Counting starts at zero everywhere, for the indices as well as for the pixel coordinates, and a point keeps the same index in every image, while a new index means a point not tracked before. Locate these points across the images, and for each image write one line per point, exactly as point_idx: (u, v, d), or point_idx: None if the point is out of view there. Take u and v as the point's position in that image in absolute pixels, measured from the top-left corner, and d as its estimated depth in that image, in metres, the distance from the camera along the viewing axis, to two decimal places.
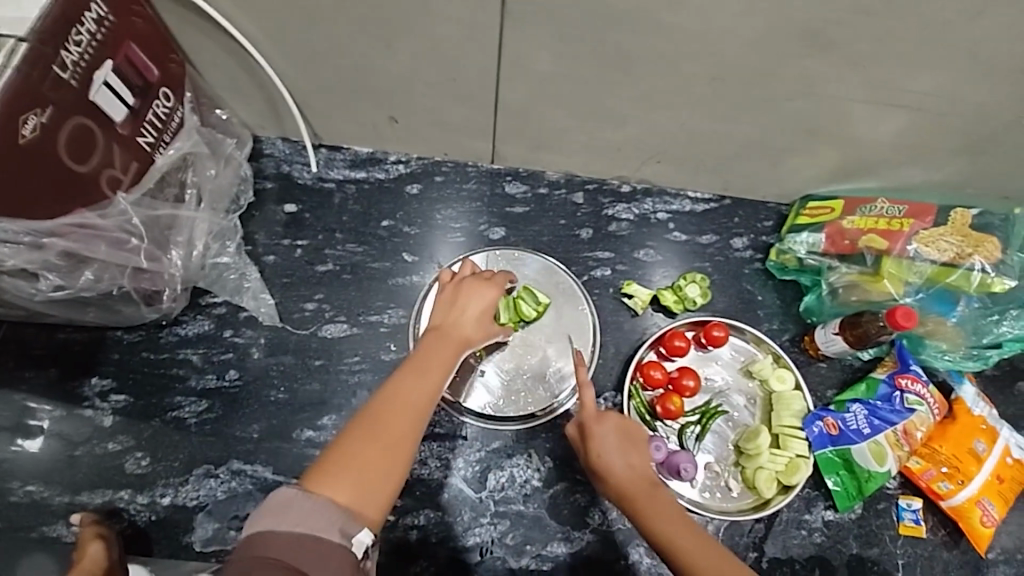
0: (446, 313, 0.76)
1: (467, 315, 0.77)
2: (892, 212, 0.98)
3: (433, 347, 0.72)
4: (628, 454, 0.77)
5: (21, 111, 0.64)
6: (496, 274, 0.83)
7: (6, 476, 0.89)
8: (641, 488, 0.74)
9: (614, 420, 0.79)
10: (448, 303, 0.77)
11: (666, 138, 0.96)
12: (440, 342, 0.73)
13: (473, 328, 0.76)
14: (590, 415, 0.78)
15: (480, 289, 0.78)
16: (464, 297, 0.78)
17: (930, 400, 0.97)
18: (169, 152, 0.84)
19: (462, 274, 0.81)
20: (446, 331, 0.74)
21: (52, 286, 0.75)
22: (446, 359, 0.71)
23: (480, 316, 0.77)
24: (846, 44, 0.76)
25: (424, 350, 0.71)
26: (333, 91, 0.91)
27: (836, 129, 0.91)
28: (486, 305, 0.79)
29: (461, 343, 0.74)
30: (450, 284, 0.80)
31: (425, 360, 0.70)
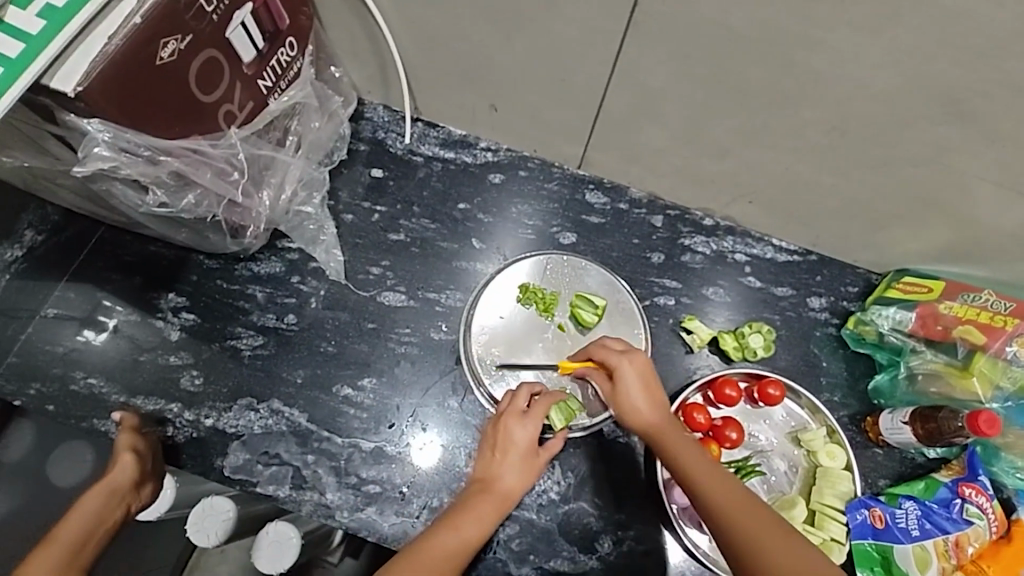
0: (491, 464, 0.83)
1: (507, 466, 0.82)
2: (998, 306, 0.90)
3: (476, 503, 0.79)
4: (654, 395, 0.79)
5: (165, 36, 0.68)
6: (534, 408, 0.85)
7: (73, 365, 0.96)
8: (671, 430, 0.77)
9: (637, 359, 0.81)
10: (490, 451, 0.84)
11: (764, 180, 0.92)
12: (480, 500, 0.80)
13: (515, 478, 0.82)
14: (614, 355, 0.81)
15: (518, 433, 0.83)
16: (506, 445, 0.83)
17: (990, 516, 0.89)
18: (283, 98, 0.88)
19: (501, 415, 0.85)
20: (489, 486, 0.81)
21: (157, 202, 0.79)
22: (487, 517, 0.78)
23: (523, 462, 0.82)
24: (989, 120, 0.70)
25: (467, 507, 0.79)
26: (443, 70, 0.93)
27: (954, 206, 0.84)
28: (528, 445, 0.83)
29: (504, 497, 0.80)
30: (491, 429, 0.85)
31: (466, 514, 0.78)
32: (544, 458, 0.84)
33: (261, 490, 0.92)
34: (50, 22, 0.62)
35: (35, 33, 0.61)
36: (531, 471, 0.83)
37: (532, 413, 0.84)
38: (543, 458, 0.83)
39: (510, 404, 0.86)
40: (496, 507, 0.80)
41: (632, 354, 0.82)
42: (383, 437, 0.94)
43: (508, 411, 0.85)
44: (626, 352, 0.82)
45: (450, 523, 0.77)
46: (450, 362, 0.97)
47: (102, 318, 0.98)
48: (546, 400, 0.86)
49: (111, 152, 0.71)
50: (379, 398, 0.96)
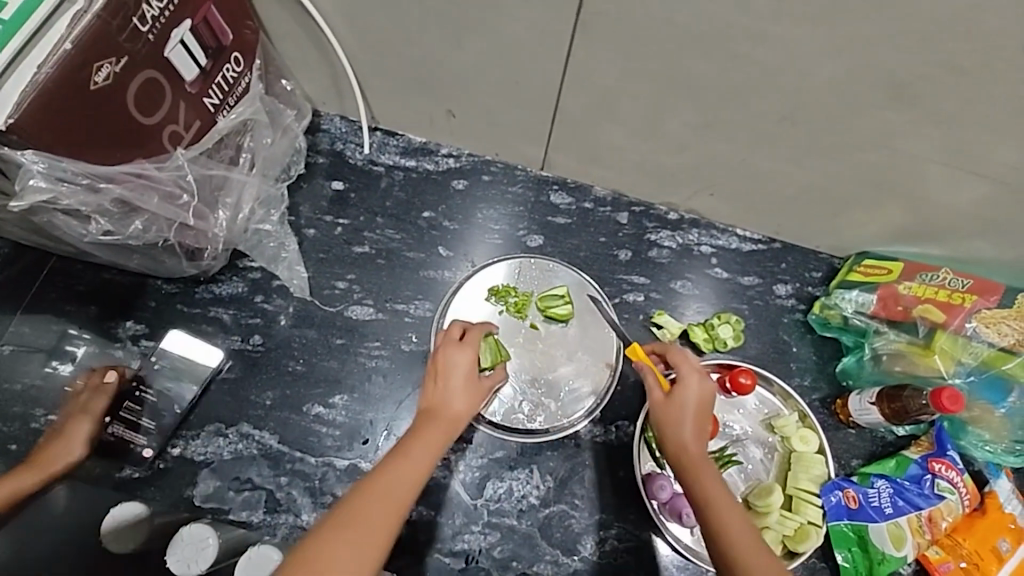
0: (434, 392, 0.79)
1: (450, 391, 0.79)
2: (955, 284, 0.93)
3: (421, 431, 0.75)
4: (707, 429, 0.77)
5: (98, 60, 0.66)
6: (471, 337, 0.84)
7: (32, 403, 0.93)
8: (715, 475, 0.74)
9: (706, 387, 0.78)
10: (433, 379, 0.80)
11: (723, 172, 0.93)
12: (428, 424, 0.75)
13: (461, 404, 0.78)
14: (687, 380, 0.78)
15: (456, 356, 0.80)
16: (445, 372, 0.80)
17: (961, 489, 0.91)
18: (232, 115, 0.86)
19: (439, 345, 0.83)
20: (437, 412, 0.77)
21: (101, 231, 0.77)
22: (434, 441, 0.74)
23: (466, 386, 0.79)
24: (933, 102, 0.71)
25: (414, 434, 0.74)
26: (397, 78, 0.92)
27: (907, 188, 0.86)
28: (470, 371, 0.80)
29: (451, 422, 0.76)
30: (430, 359, 0.82)
31: (411, 445, 0.73)
32: (484, 385, 0.82)
33: (234, 517, 0.90)
34: None
35: None
36: (474, 394, 0.80)
37: (468, 342, 0.83)
38: (482, 385, 0.82)
39: (446, 336, 0.84)
40: (445, 431, 0.76)
41: (706, 379, 0.78)
42: (357, 453, 0.93)
43: (445, 341, 0.82)
44: (698, 378, 0.78)
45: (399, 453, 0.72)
46: (422, 373, 0.96)
47: (63, 349, 0.95)
48: (478, 333, 0.86)
49: (49, 183, 0.69)
50: (351, 414, 0.94)
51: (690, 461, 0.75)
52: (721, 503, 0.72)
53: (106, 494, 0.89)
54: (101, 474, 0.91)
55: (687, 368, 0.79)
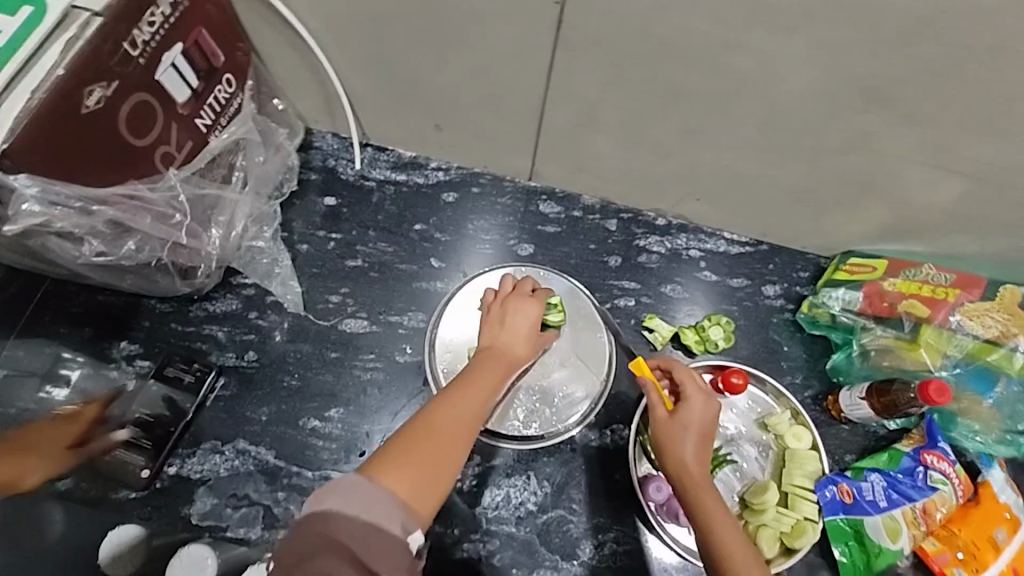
0: (496, 335, 0.80)
1: (512, 339, 0.80)
2: (938, 279, 0.95)
3: (484, 369, 0.74)
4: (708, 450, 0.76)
5: (90, 84, 0.68)
6: (536, 296, 0.86)
7: (26, 426, 0.93)
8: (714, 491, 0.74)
9: (712, 406, 0.79)
10: (493, 326, 0.81)
11: (707, 177, 0.95)
12: (489, 361, 0.76)
13: (519, 349, 0.80)
14: (695, 400, 0.79)
15: (523, 309, 0.83)
16: (506, 321, 0.81)
17: (954, 480, 0.92)
18: (224, 135, 0.87)
19: (505, 297, 0.84)
20: (497, 352, 0.78)
21: (94, 252, 0.78)
22: (495, 377, 0.74)
23: (525, 335, 0.82)
24: (904, 103, 0.74)
25: (478, 373, 0.73)
26: (385, 95, 0.94)
27: (886, 187, 0.88)
28: (529, 328, 0.82)
29: (508, 363, 0.77)
30: (496, 305, 0.83)
31: (475, 373, 0.73)
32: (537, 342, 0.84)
33: (231, 534, 0.90)
34: None
35: None
36: (530, 345, 0.82)
37: (533, 298, 0.85)
38: (536, 340, 0.84)
39: (516, 289, 0.85)
40: (503, 371, 0.76)
41: (713, 399, 0.79)
42: (354, 466, 0.93)
43: (514, 294, 0.84)
44: (705, 399, 0.79)
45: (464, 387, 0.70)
46: (418, 384, 0.97)
47: (58, 373, 0.95)
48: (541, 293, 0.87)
49: (42, 207, 0.70)
50: (348, 427, 0.95)
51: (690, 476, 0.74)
52: (719, 514, 0.72)
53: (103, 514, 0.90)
54: (98, 495, 0.91)
55: (693, 388, 0.80)
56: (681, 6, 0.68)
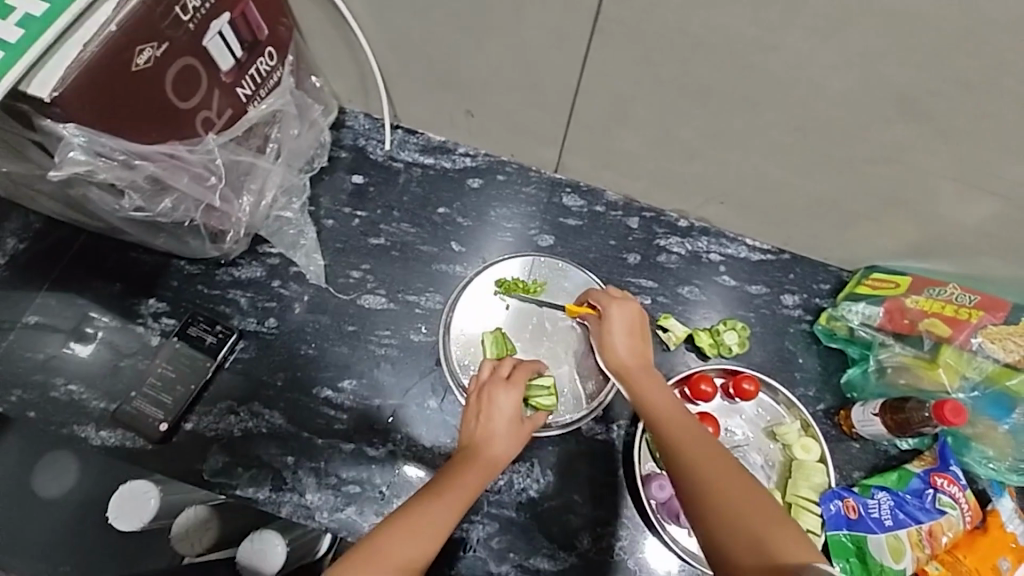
0: (476, 430, 0.81)
1: (496, 433, 0.81)
2: (963, 300, 0.93)
3: (463, 471, 0.77)
4: (641, 346, 0.86)
5: (140, 44, 0.70)
6: (519, 374, 0.85)
7: (52, 372, 0.96)
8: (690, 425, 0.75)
9: (630, 308, 0.88)
10: (475, 418, 0.82)
11: (733, 181, 0.95)
12: (469, 463, 0.77)
13: (503, 446, 0.80)
14: (611, 307, 0.88)
15: (501, 390, 0.83)
16: (491, 411, 0.82)
17: (963, 505, 0.91)
18: (262, 106, 0.90)
19: (484, 381, 0.85)
20: (477, 450, 0.79)
21: (133, 206, 0.81)
22: (475, 480, 0.76)
23: (510, 427, 0.82)
24: (942, 116, 0.73)
25: (456, 475, 0.76)
26: (420, 77, 0.95)
27: (916, 202, 0.87)
28: (514, 412, 0.83)
29: (490, 463, 0.79)
30: (474, 397, 0.84)
31: (453, 475, 0.76)
32: (529, 426, 0.84)
33: (240, 493, 0.93)
34: (49, 11, 0.65)
35: (39, 14, 0.65)
36: (519, 438, 0.82)
37: (515, 380, 0.85)
38: (528, 424, 0.84)
39: (494, 372, 0.85)
40: (484, 471, 0.78)
41: (629, 304, 0.89)
42: (363, 438, 0.95)
43: (491, 379, 0.84)
44: (622, 304, 0.89)
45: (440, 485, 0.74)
46: (430, 363, 0.99)
47: (83, 330, 0.98)
48: (527, 367, 0.87)
49: (88, 156, 0.73)
50: (359, 399, 0.96)
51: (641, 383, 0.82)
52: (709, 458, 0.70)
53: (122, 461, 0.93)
54: (115, 444, 0.94)
55: (609, 296, 0.90)
56: (718, 4, 0.68)
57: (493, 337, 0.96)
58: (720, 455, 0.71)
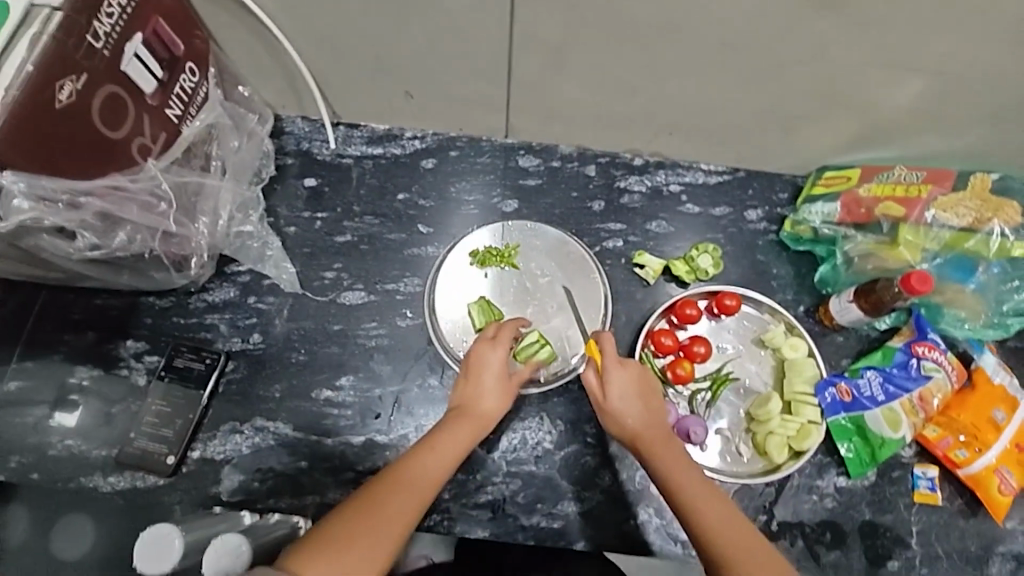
0: (466, 390, 0.82)
1: (484, 390, 0.82)
2: (910, 179, 0.97)
3: (450, 425, 0.78)
4: (646, 405, 0.80)
5: (59, 78, 0.68)
6: (504, 332, 0.85)
7: (44, 432, 0.94)
8: (685, 469, 0.75)
9: (634, 367, 0.82)
10: (465, 379, 0.83)
11: (678, 108, 0.97)
12: (459, 422, 0.79)
13: (493, 401, 0.82)
14: (613, 360, 0.81)
15: (486, 351, 0.83)
16: (479, 369, 0.83)
17: (947, 367, 0.96)
18: (196, 123, 0.89)
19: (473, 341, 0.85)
20: (466, 410, 0.80)
21: (88, 245, 0.79)
22: (464, 437, 0.78)
23: (498, 384, 0.83)
24: (858, 4, 0.75)
25: (442, 433, 0.77)
26: (350, 67, 0.94)
27: (852, 94, 0.90)
28: (502, 367, 0.83)
29: (481, 418, 0.80)
30: (464, 357, 0.85)
31: (445, 436, 0.77)
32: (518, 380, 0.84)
33: (262, 508, 0.92)
34: None
35: None
36: (508, 393, 0.83)
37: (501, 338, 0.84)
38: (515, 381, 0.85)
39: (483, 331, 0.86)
40: (477, 428, 0.79)
41: (632, 361, 0.82)
42: (372, 429, 0.96)
43: (479, 337, 0.84)
44: (627, 361, 0.82)
45: (428, 444, 0.76)
46: (422, 345, 0.99)
47: (66, 398, 0.95)
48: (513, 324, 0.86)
49: (31, 202, 0.71)
50: (360, 394, 0.97)
51: (642, 440, 0.78)
52: (723, 528, 0.71)
53: (136, 504, 0.92)
54: (126, 487, 0.93)
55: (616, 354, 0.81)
56: None
57: (479, 306, 0.98)
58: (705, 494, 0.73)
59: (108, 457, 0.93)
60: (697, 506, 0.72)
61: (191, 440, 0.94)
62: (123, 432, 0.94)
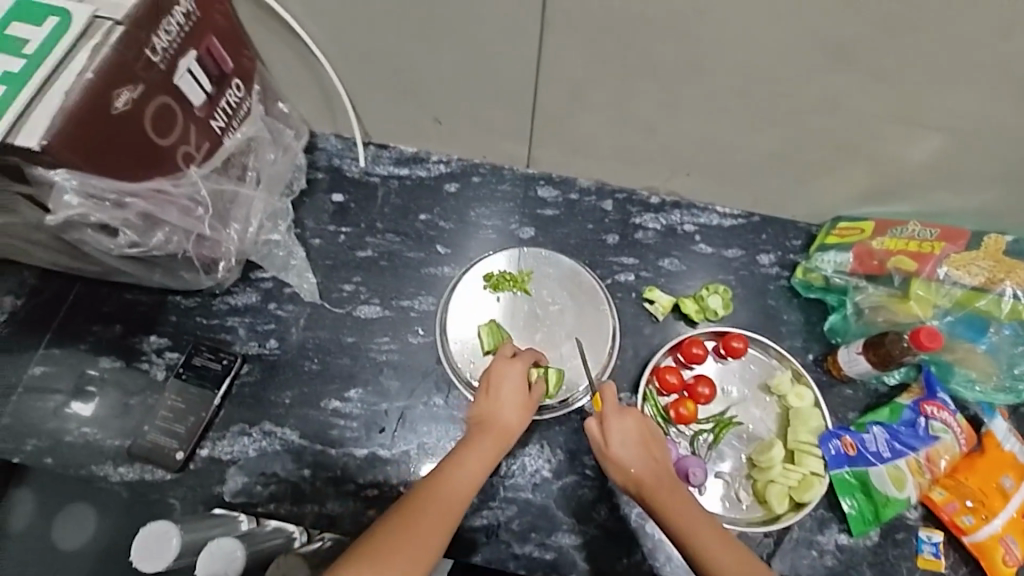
0: (486, 405, 0.84)
1: (506, 404, 0.83)
2: (924, 235, 0.99)
3: (478, 439, 0.80)
4: (649, 451, 0.80)
5: (117, 87, 0.74)
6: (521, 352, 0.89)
7: (63, 418, 0.98)
8: (693, 514, 0.74)
9: (636, 415, 0.82)
10: (485, 394, 0.85)
11: (695, 151, 1.00)
12: (484, 437, 0.80)
13: (515, 416, 0.83)
14: (613, 407, 0.81)
15: (506, 369, 0.86)
16: (499, 385, 0.85)
17: (956, 429, 0.96)
18: (236, 135, 0.95)
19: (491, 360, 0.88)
20: (489, 424, 0.82)
21: (128, 242, 0.84)
22: (489, 452, 0.79)
23: (519, 400, 0.84)
24: (873, 60, 0.78)
25: (468, 447, 0.79)
26: (385, 91, 0.99)
27: (867, 147, 0.92)
28: (521, 383, 0.85)
29: (504, 431, 0.82)
30: (483, 374, 0.87)
31: (469, 451, 0.78)
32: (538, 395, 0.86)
33: (262, 511, 0.94)
34: (26, 66, 0.69)
35: (16, 71, 0.69)
36: (528, 407, 0.85)
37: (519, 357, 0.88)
38: (534, 397, 0.86)
39: (500, 351, 0.90)
40: (499, 442, 0.81)
41: (634, 410, 0.83)
42: (375, 442, 0.97)
43: (498, 356, 0.88)
44: (627, 410, 0.82)
45: (457, 459, 0.77)
46: (430, 363, 1.02)
47: (84, 389, 0.99)
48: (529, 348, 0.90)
49: (80, 199, 0.76)
50: (367, 406, 0.99)
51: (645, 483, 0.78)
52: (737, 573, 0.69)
53: (141, 497, 0.95)
54: (134, 478, 0.95)
55: (617, 404, 0.82)
56: None
57: (487, 329, 1.01)
58: (714, 540, 0.72)
59: (120, 448, 0.96)
60: (708, 551, 0.71)
61: (200, 438, 0.96)
62: (138, 423, 0.97)
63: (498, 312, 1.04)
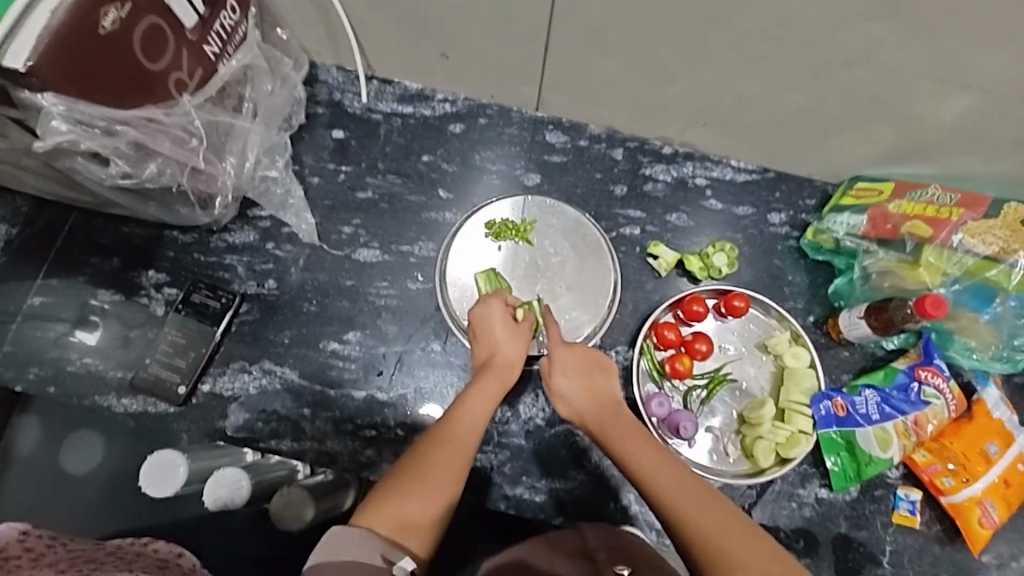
0: (482, 348, 0.85)
1: (499, 342, 0.84)
2: (943, 199, 0.95)
3: (480, 381, 0.81)
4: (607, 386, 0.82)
5: (103, 5, 0.70)
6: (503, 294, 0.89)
7: (65, 348, 0.99)
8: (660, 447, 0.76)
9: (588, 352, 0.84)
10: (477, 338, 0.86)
11: (714, 103, 0.95)
12: (485, 377, 0.81)
13: (510, 351, 0.84)
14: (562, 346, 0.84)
15: (487, 309, 0.86)
16: (486, 327, 0.86)
17: (947, 395, 0.96)
18: (231, 62, 0.89)
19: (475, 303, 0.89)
20: (490, 364, 0.83)
21: (120, 173, 0.82)
22: (492, 390, 0.80)
23: (509, 338, 0.85)
24: (914, 11, 0.72)
25: (471, 388, 0.80)
26: (388, 23, 0.93)
27: (895, 105, 0.87)
28: (506, 321, 0.86)
29: (505, 368, 0.82)
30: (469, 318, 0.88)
31: (473, 392, 0.80)
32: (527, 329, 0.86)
33: (263, 446, 0.97)
34: None
35: None
36: (523, 342, 0.85)
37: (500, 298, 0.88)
38: (525, 332, 0.86)
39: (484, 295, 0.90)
40: (502, 379, 0.82)
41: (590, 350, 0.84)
42: (373, 385, 0.99)
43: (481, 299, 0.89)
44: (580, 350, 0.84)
45: (457, 407, 0.78)
46: (430, 309, 1.01)
47: (86, 318, 1.00)
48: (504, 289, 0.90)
49: (68, 125, 0.74)
50: (366, 348, 1.00)
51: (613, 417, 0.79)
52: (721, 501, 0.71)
53: (145, 427, 0.97)
54: (138, 410, 0.97)
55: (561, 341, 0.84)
56: None
57: (485, 277, 0.99)
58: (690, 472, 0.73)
59: (122, 380, 0.98)
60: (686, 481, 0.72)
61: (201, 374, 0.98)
62: (138, 355, 0.99)
63: (499, 261, 1.02)
